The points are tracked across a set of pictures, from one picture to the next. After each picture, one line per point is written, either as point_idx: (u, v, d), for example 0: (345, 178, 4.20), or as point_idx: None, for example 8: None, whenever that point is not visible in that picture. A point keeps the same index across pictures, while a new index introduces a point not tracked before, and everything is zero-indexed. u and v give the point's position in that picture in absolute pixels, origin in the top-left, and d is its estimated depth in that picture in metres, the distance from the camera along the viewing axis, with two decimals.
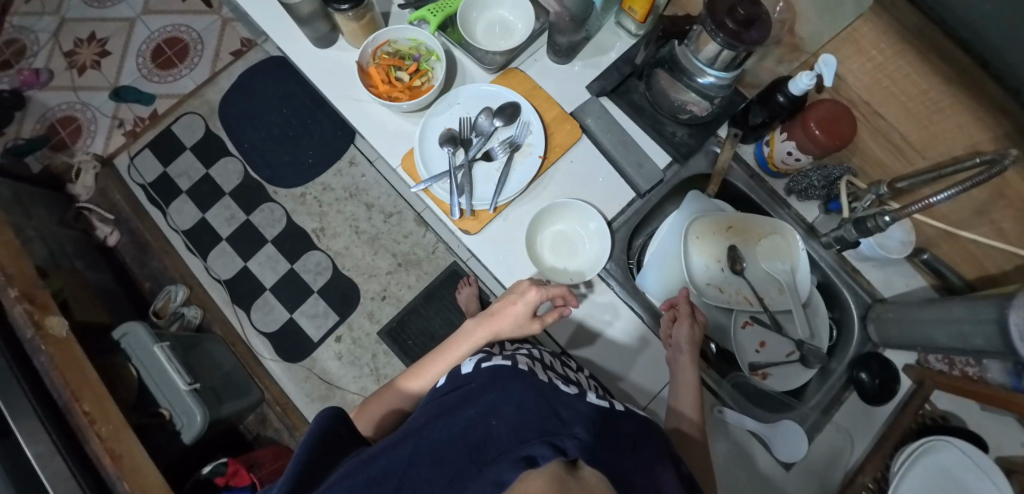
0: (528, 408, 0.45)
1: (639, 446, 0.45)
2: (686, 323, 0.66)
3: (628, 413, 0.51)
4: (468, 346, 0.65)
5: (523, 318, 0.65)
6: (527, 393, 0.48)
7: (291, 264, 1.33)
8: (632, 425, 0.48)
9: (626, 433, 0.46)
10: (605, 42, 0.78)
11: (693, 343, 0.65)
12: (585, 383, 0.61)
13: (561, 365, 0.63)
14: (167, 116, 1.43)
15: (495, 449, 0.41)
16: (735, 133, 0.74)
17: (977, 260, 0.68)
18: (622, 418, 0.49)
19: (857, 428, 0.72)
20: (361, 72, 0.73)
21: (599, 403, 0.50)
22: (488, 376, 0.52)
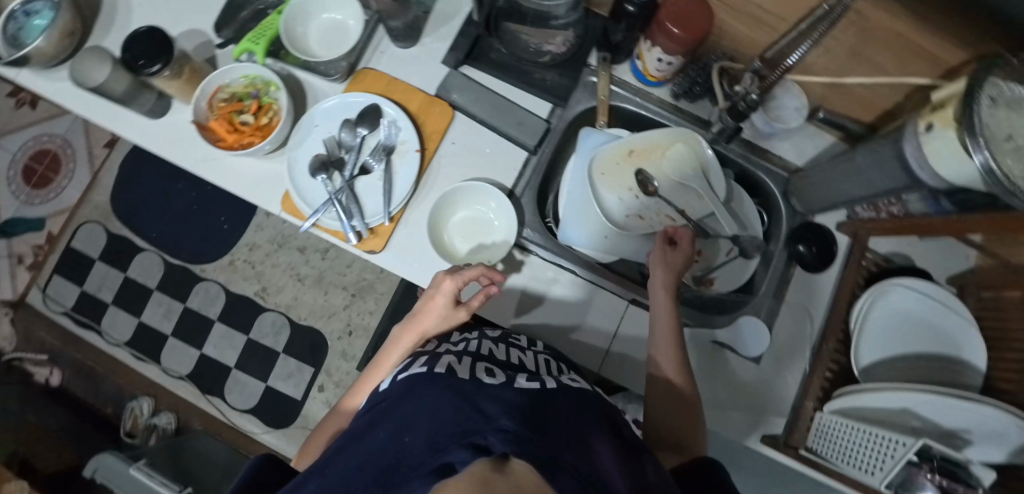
0: (444, 411, 0.44)
1: (572, 422, 0.44)
2: (655, 251, 0.67)
3: (562, 393, 0.50)
4: (398, 353, 0.64)
5: (444, 310, 0.62)
6: (447, 396, 0.46)
7: (246, 335, 1.28)
8: (565, 405, 0.48)
9: (561, 413, 0.46)
10: (446, 8, 0.73)
11: (659, 266, 0.65)
12: (531, 364, 0.59)
13: (505, 350, 0.61)
14: (64, 234, 1.34)
15: (409, 466, 0.39)
16: (606, 56, 0.72)
17: (867, 101, 0.69)
18: (554, 400, 0.48)
19: (812, 299, 0.73)
20: (202, 129, 0.68)
21: (528, 387, 0.49)
22: (407, 388, 0.52)
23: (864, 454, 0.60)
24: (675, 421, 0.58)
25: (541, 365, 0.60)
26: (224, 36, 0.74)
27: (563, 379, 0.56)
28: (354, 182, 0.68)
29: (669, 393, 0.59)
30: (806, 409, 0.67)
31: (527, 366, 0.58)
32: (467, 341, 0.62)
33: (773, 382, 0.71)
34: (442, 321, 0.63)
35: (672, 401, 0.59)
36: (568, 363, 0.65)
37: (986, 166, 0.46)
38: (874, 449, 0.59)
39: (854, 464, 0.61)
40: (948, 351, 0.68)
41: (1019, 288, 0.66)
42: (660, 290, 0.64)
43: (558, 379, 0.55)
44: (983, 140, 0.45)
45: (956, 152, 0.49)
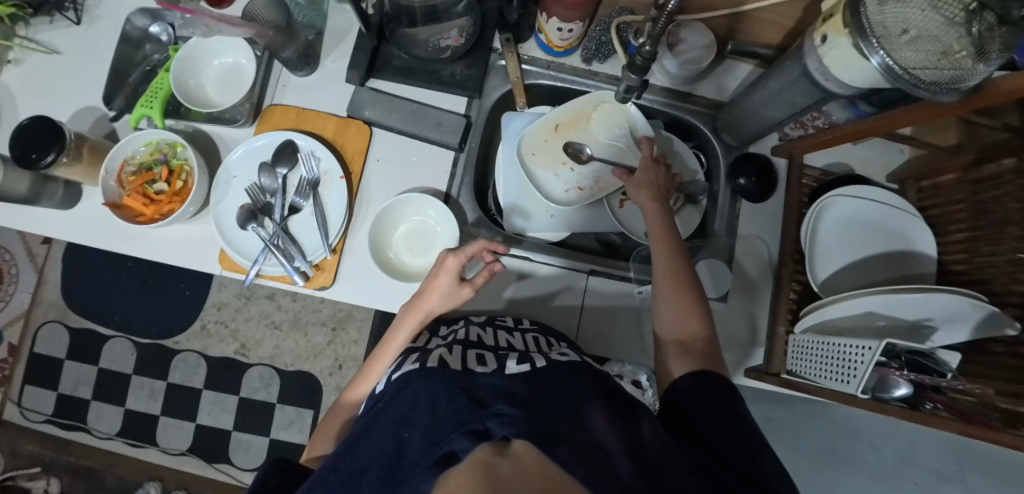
0: (441, 400, 0.42)
1: (566, 391, 0.45)
2: (626, 179, 0.66)
3: (552, 364, 0.50)
4: (402, 337, 0.59)
5: (451, 290, 0.59)
6: (441, 381, 0.45)
7: (237, 395, 1.26)
8: (557, 375, 0.48)
9: (553, 384, 0.46)
10: (340, 26, 0.72)
11: (640, 184, 0.65)
12: (520, 345, 0.58)
13: (494, 333, 0.60)
14: (24, 342, 1.29)
15: (411, 463, 0.40)
16: (510, 37, 0.71)
17: (771, 23, 0.69)
18: (545, 373, 0.48)
19: (763, 227, 0.74)
20: (116, 208, 0.65)
21: (523, 368, 0.49)
22: (405, 377, 0.49)
23: (836, 364, 0.57)
24: (685, 322, 0.54)
25: (530, 344, 0.59)
26: (118, 106, 0.71)
27: (552, 351, 0.56)
28: (286, 223, 0.66)
29: (670, 303, 0.56)
30: (781, 333, 0.68)
31: (516, 346, 0.57)
32: (458, 328, 0.62)
33: (744, 314, 0.73)
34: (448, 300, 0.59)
35: (679, 310, 0.55)
36: (556, 333, 0.65)
37: (883, 64, 0.47)
38: (844, 359, 0.56)
39: (828, 376, 0.58)
40: (896, 247, 0.71)
41: (952, 170, 0.68)
42: (650, 204, 0.63)
43: (547, 355, 0.54)
44: (874, 39, 0.46)
45: (854, 57, 0.50)
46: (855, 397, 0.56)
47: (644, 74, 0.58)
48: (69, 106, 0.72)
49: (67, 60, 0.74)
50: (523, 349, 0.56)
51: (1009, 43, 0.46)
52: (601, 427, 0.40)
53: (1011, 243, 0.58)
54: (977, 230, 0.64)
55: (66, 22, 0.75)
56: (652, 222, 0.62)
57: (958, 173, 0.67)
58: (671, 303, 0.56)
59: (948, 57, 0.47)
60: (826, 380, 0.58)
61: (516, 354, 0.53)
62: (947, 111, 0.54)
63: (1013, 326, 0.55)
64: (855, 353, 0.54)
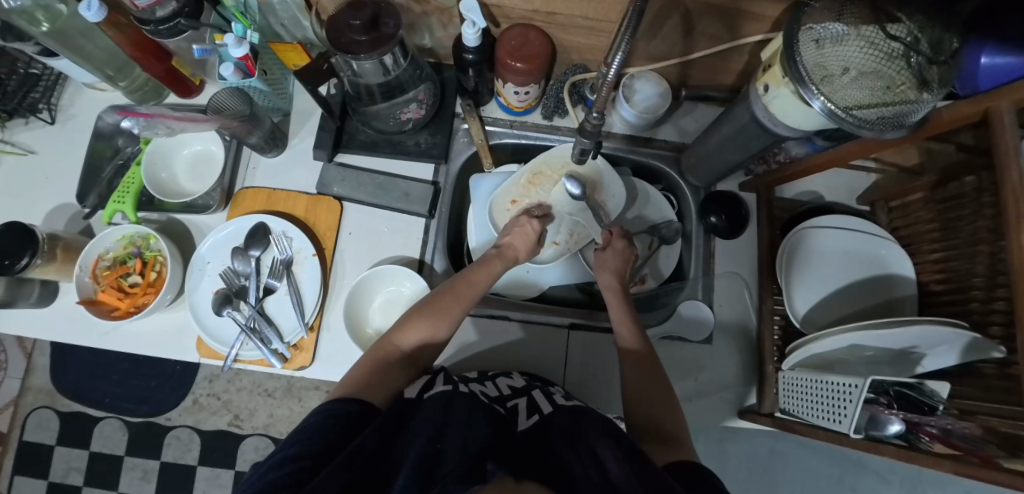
0: (476, 429, 0.45)
1: (578, 436, 0.47)
2: (598, 254, 0.67)
3: (560, 409, 0.54)
4: (485, 283, 0.60)
5: (529, 243, 0.66)
6: (477, 412, 0.49)
7: (232, 468, 1.23)
8: (567, 417, 0.51)
9: (564, 435, 0.49)
10: (305, 106, 0.75)
11: (604, 269, 0.65)
12: (519, 384, 0.60)
13: (495, 384, 0.60)
14: (13, 429, 1.26)
15: (444, 464, 0.39)
16: (470, 102, 0.73)
17: (721, 67, 0.71)
18: (552, 418, 0.52)
19: (740, 264, 0.74)
20: (91, 305, 0.65)
21: (530, 423, 0.53)
22: (440, 401, 0.49)
23: (828, 402, 0.56)
24: (654, 411, 0.54)
25: (528, 383, 0.61)
26: (92, 203, 0.72)
27: (557, 393, 0.59)
28: (262, 304, 0.67)
29: (639, 372, 0.57)
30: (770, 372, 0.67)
31: (517, 386, 0.59)
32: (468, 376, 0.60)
33: (731, 353, 0.72)
34: (532, 256, 0.66)
35: (644, 391, 0.56)
36: (545, 380, 0.65)
37: (825, 110, 0.47)
38: (835, 397, 0.55)
39: (822, 416, 0.56)
40: (874, 273, 0.70)
41: (917, 190, 0.68)
42: (608, 291, 0.64)
43: (555, 398, 0.57)
44: (813, 86, 0.47)
45: (795, 105, 0.51)
46: (850, 437, 0.54)
47: (596, 137, 0.59)
48: (43, 205, 0.73)
49: (40, 159, 0.76)
50: (530, 392, 0.58)
51: (945, 76, 0.47)
52: (610, 464, 0.41)
53: (983, 262, 0.56)
54: (946, 250, 0.63)
55: (40, 122, 0.77)
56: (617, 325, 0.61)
57: (923, 194, 0.67)
58: (640, 389, 0.56)
59: (893, 91, 0.47)
60: (821, 420, 0.57)
61: (524, 401, 0.57)
62: (897, 142, 0.55)
63: (999, 348, 0.51)
64: (843, 391, 0.53)
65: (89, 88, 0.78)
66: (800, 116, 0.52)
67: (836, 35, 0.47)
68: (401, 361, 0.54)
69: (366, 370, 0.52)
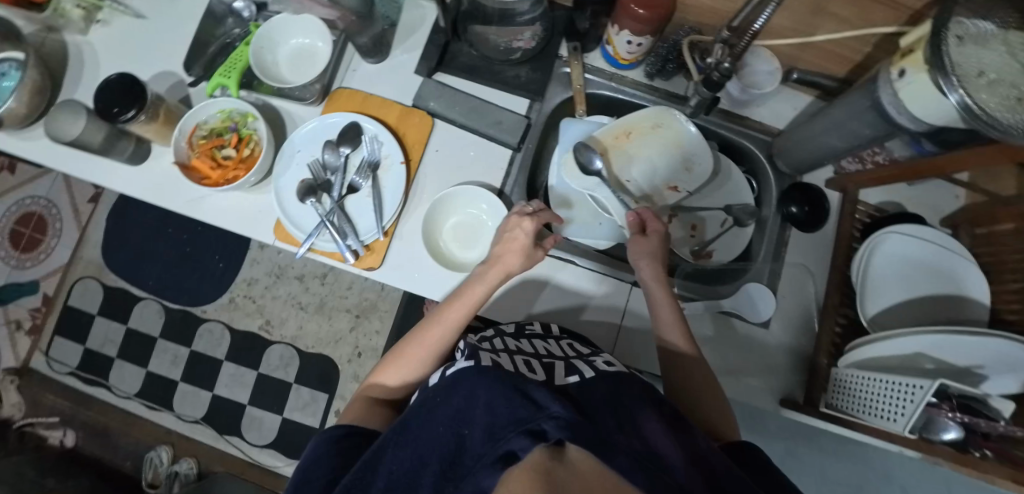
0: (498, 399, 0.38)
1: (617, 406, 0.43)
2: (633, 240, 0.65)
3: (603, 375, 0.49)
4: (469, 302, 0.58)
5: (522, 255, 0.60)
6: (498, 380, 0.40)
7: (256, 370, 1.28)
8: (606, 386, 0.46)
9: (604, 400, 0.44)
10: (411, 20, 0.74)
11: (641, 256, 0.63)
12: (560, 351, 0.56)
13: (530, 342, 0.58)
14: (59, 295, 1.32)
15: (470, 454, 0.36)
16: (577, 45, 0.73)
17: (837, 56, 0.70)
18: (591, 385, 0.47)
19: (810, 258, 0.73)
20: (185, 169, 0.67)
21: (569, 381, 0.48)
22: (452, 378, 0.44)
23: (885, 401, 0.56)
24: (702, 399, 0.56)
25: (568, 350, 0.57)
26: (197, 74, 0.73)
27: (598, 359, 0.54)
28: (343, 201, 0.68)
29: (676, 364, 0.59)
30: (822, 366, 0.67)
31: (556, 354, 0.55)
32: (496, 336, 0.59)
33: (785, 343, 0.71)
34: (525, 264, 0.61)
35: (689, 377, 0.58)
36: (586, 340, 0.63)
37: (962, 103, 0.45)
38: (893, 396, 0.55)
39: (875, 414, 0.56)
40: (951, 290, 0.67)
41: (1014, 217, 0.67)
42: (651, 282, 0.62)
43: (592, 364, 0.52)
44: (955, 77, 0.44)
45: (929, 92, 0.49)
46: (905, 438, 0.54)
47: (718, 88, 0.64)
48: (147, 70, 0.75)
49: (150, 25, 0.77)
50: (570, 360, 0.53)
51: None
52: (659, 442, 0.39)
53: None
54: None
55: None
56: (664, 329, 0.60)
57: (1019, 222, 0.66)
58: (686, 377, 0.58)
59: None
60: (872, 417, 0.57)
61: (562, 363, 0.52)
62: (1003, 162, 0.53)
63: None
64: (905, 390, 0.53)
65: None
66: (928, 103, 0.50)
67: (978, 36, 0.46)
68: (393, 395, 0.57)
69: (363, 402, 0.56)
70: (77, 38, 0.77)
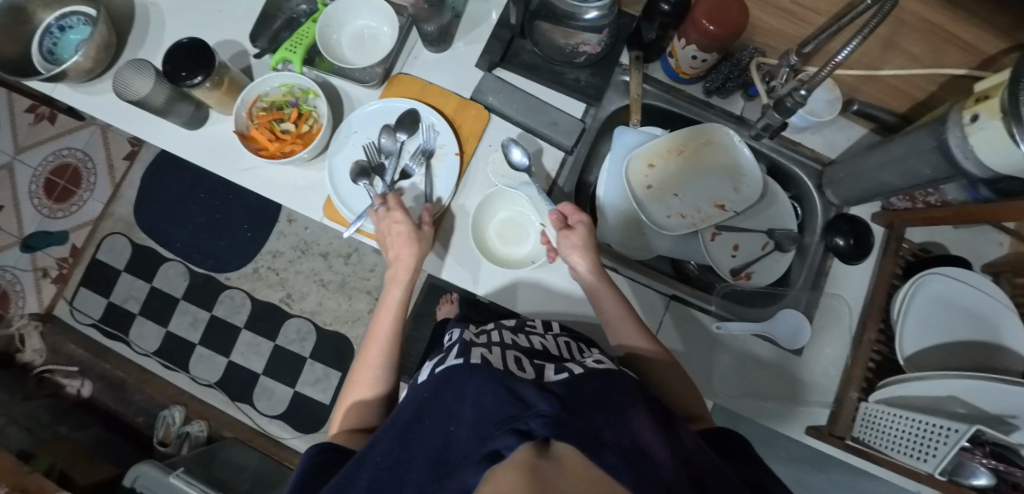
0: (487, 398, 0.35)
1: (609, 399, 0.37)
2: (562, 232, 0.62)
3: (593, 371, 0.41)
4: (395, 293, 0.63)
5: (410, 237, 0.63)
6: (490, 378, 0.37)
7: (273, 341, 1.29)
8: (602, 380, 0.40)
9: (595, 393, 0.37)
10: (477, 12, 0.75)
11: (571, 250, 0.61)
12: (554, 349, 0.54)
13: (527, 337, 0.55)
14: (88, 247, 1.34)
15: (456, 455, 0.34)
16: (639, 55, 0.73)
17: (899, 91, 0.69)
18: (587, 378, 0.40)
19: (849, 290, 0.73)
20: (243, 139, 0.68)
21: (560, 377, 0.40)
22: (441, 375, 0.42)
23: (912, 439, 0.57)
24: (676, 389, 0.55)
25: (563, 349, 0.55)
26: (262, 46, 0.74)
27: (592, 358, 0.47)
28: (394, 187, 0.69)
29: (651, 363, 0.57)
30: (851, 399, 0.66)
31: (553, 353, 0.52)
32: (492, 331, 0.56)
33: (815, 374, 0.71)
34: (421, 244, 0.63)
35: (661, 371, 0.56)
36: (586, 340, 0.61)
37: None
38: (924, 435, 0.56)
39: (902, 450, 0.58)
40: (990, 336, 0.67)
41: None
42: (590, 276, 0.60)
43: (581, 363, 0.45)
44: None
45: (1001, 140, 0.49)
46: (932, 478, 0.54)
47: (789, 115, 0.62)
48: (210, 37, 0.76)
49: None
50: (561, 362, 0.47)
51: None
52: (648, 436, 0.33)
53: None
54: None
55: None
56: (615, 330, 0.59)
57: None
58: (667, 376, 0.56)
59: None
60: (900, 454, 0.58)
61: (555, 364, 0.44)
62: None
63: None
64: (938, 431, 0.54)
65: None
66: (998, 152, 0.50)
67: None
68: (377, 403, 0.57)
69: (347, 418, 0.57)
70: None
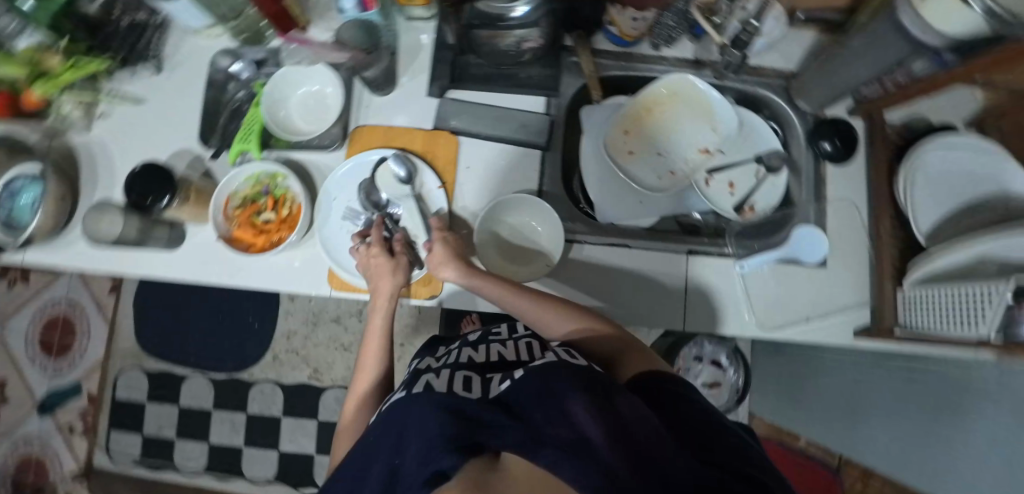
0: (424, 421, 0.36)
1: (544, 392, 0.35)
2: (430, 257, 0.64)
3: (532, 365, 0.40)
4: (379, 323, 0.63)
5: (389, 267, 0.64)
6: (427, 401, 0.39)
7: (316, 418, 1.28)
8: (536, 375, 0.38)
9: (528, 393, 0.36)
10: (411, 42, 0.74)
11: (442, 266, 0.62)
12: (512, 356, 0.52)
13: (485, 349, 0.54)
14: (105, 390, 1.31)
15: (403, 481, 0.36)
16: (581, 34, 0.73)
17: None
18: (521, 380, 0.39)
19: (851, 189, 0.74)
20: (229, 243, 0.67)
21: (500, 386, 0.40)
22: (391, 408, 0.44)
23: (959, 309, 0.56)
24: (606, 345, 0.53)
25: (523, 353, 0.53)
26: (215, 145, 0.73)
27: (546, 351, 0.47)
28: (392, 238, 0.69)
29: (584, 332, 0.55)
30: (887, 290, 0.68)
31: (509, 359, 0.52)
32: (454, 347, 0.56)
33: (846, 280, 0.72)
34: (402, 274, 0.64)
35: (595, 338, 0.54)
36: None
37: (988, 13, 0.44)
38: (967, 303, 0.55)
39: (952, 322, 0.57)
40: None
41: None
42: (471, 278, 0.62)
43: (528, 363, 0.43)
44: None
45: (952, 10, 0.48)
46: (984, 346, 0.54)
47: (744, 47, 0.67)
48: (160, 154, 0.74)
49: (153, 109, 0.76)
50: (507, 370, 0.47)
51: None
52: (582, 418, 0.32)
53: None
54: None
55: (148, 71, 0.77)
56: (541, 321, 0.57)
57: None
58: (606, 341, 0.54)
59: None
60: (952, 327, 0.57)
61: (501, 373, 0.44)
62: None
63: None
64: (979, 295, 0.53)
65: (191, 34, 0.77)
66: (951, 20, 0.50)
67: None
68: None
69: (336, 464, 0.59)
70: (84, 137, 0.76)
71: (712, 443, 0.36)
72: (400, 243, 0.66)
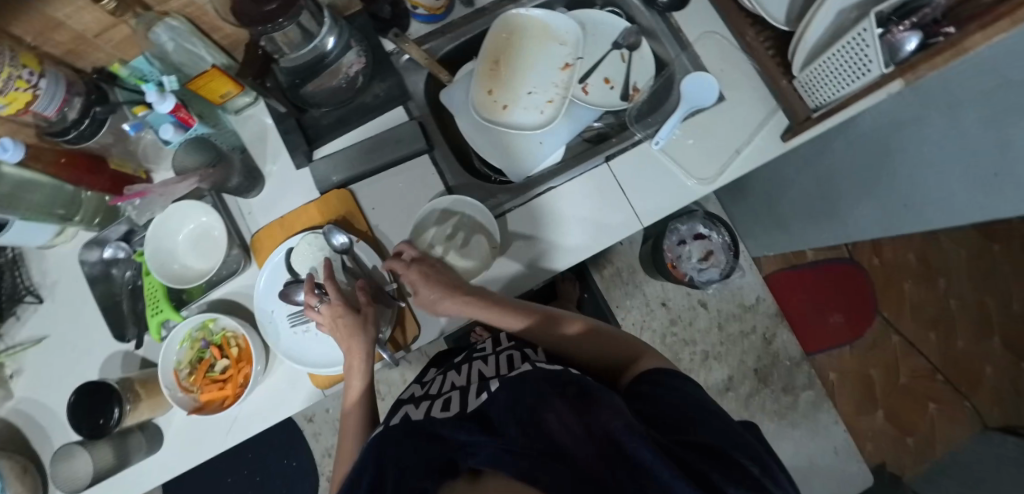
0: (407, 457, 0.39)
1: (517, 406, 0.41)
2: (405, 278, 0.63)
3: (506, 382, 0.46)
4: (357, 384, 0.61)
5: (352, 324, 0.60)
6: (408, 436, 0.42)
7: None
8: (508, 390, 0.44)
9: (507, 407, 0.41)
10: (253, 131, 0.72)
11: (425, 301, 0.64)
12: (492, 370, 0.55)
13: (468, 368, 0.58)
14: None
15: None
16: (396, 30, 0.70)
17: None
18: (498, 394, 0.44)
19: (706, 20, 0.75)
20: (203, 409, 0.65)
21: (479, 402, 0.45)
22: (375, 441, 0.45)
23: (845, 66, 0.56)
24: (608, 344, 0.60)
25: (502, 364, 0.57)
26: (135, 332, 0.69)
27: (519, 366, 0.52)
28: None
29: (587, 338, 0.61)
30: (786, 85, 0.67)
31: (487, 376, 0.54)
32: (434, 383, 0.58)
33: (750, 98, 0.72)
34: (367, 331, 0.60)
35: (598, 341, 0.60)
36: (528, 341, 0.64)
37: None
38: (848, 57, 0.55)
39: (846, 82, 0.57)
40: None
41: None
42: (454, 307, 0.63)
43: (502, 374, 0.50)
44: None
45: None
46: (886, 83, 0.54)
47: None
48: (91, 373, 0.70)
49: (57, 336, 0.71)
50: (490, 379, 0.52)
51: None
52: (555, 429, 0.37)
53: None
54: None
55: (31, 306, 0.72)
56: (500, 324, 0.63)
57: None
58: (604, 344, 0.60)
59: None
60: (847, 88, 0.58)
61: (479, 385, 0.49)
62: None
63: None
64: (857, 41, 0.53)
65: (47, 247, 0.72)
66: None
67: None
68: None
69: None
70: (8, 403, 0.71)
71: (681, 422, 0.41)
72: (361, 290, 0.62)
